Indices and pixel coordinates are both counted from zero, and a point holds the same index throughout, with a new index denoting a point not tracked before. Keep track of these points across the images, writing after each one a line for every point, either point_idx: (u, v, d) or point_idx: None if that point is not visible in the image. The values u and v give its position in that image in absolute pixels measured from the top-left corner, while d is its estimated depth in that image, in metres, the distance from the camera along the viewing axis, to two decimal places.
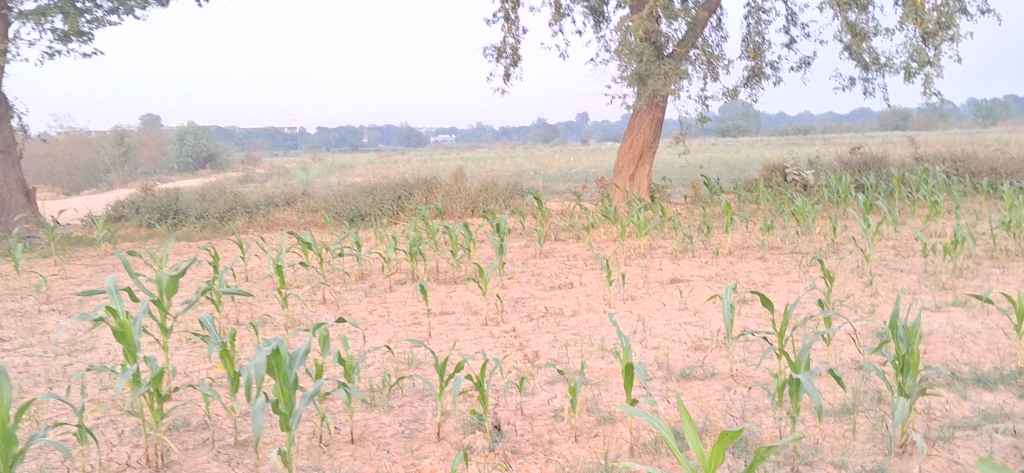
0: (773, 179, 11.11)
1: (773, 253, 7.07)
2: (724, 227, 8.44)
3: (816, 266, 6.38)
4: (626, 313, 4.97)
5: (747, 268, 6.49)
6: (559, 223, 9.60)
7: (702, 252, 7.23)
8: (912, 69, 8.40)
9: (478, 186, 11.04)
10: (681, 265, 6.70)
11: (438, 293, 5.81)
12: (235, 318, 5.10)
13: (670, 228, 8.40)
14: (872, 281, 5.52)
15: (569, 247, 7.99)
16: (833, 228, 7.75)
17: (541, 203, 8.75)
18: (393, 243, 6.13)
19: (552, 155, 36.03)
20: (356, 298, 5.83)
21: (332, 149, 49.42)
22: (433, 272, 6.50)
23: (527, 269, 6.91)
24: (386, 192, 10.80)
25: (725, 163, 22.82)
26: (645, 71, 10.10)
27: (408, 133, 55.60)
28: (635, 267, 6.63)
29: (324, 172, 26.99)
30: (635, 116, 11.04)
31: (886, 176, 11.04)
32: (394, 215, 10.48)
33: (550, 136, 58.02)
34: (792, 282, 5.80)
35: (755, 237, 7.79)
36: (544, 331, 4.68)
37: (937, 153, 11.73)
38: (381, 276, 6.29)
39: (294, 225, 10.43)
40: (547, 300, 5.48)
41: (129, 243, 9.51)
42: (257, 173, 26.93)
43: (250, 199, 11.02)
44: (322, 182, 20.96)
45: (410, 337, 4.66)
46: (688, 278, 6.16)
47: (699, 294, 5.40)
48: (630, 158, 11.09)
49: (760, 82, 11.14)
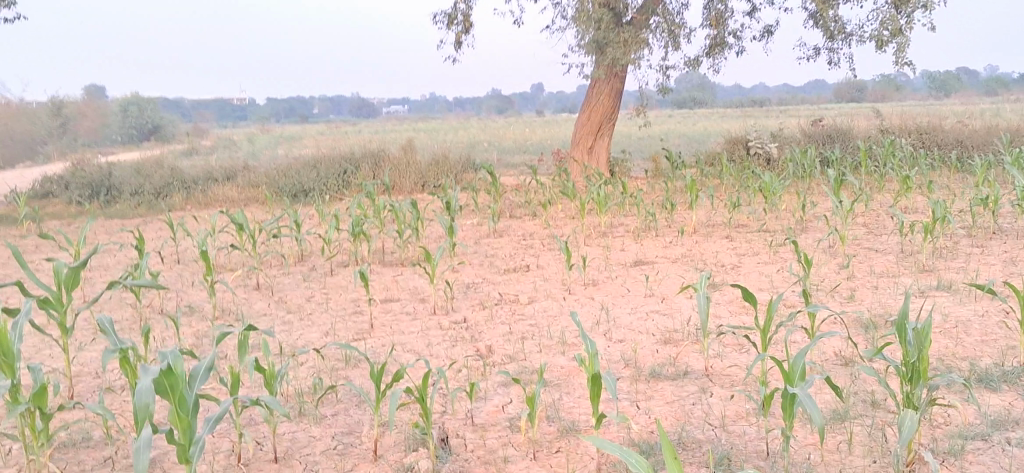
0: (736, 153, 10.80)
1: (740, 232, 6.73)
2: (686, 204, 8.09)
3: (785, 247, 6.05)
4: (587, 301, 4.59)
5: (713, 248, 6.15)
6: (514, 199, 9.18)
7: (665, 232, 6.87)
8: (882, 38, 8.08)
9: (429, 160, 10.58)
10: (644, 246, 6.33)
11: (384, 279, 5.38)
12: (157, 308, 4.63)
13: (631, 205, 8.03)
14: (848, 264, 5.19)
15: (525, 226, 7.59)
16: (801, 205, 7.43)
17: (495, 178, 8.34)
18: (336, 224, 5.68)
19: (507, 127, 35.53)
20: (294, 284, 5.38)
21: (282, 121, 48.43)
22: (379, 254, 6.07)
23: (481, 250, 6.50)
24: (333, 167, 10.30)
25: (682, 136, 22.56)
26: (604, 40, 9.68)
27: (361, 105, 54.70)
28: (596, 248, 6.25)
29: (273, 145, 26.25)
30: (593, 86, 10.61)
31: (850, 149, 10.79)
32: (341, 191, 10.00)
33: (505, 108, 57.48)
34: (762, 264, 5.46)
35: (719, 215, 7.46)
36: (498, 321, 4.29)
37: (901, 126, 11.51)
38: (324, 259, 5.85)
39: (234, 201, 9.91)
40: (501, 285, 5.09)
41: (57, 222, 8.92)
42: (203, 145, 26.14)
43: (189, 174, 10.45)
44: (271, 155, 20.32)
45: (351, 329, 4.23)
46: (651, 259, 5.80)
47: (665, 279, 5.04)
48: (589, 130, 10.68)
49: (722, 53, 10.77)
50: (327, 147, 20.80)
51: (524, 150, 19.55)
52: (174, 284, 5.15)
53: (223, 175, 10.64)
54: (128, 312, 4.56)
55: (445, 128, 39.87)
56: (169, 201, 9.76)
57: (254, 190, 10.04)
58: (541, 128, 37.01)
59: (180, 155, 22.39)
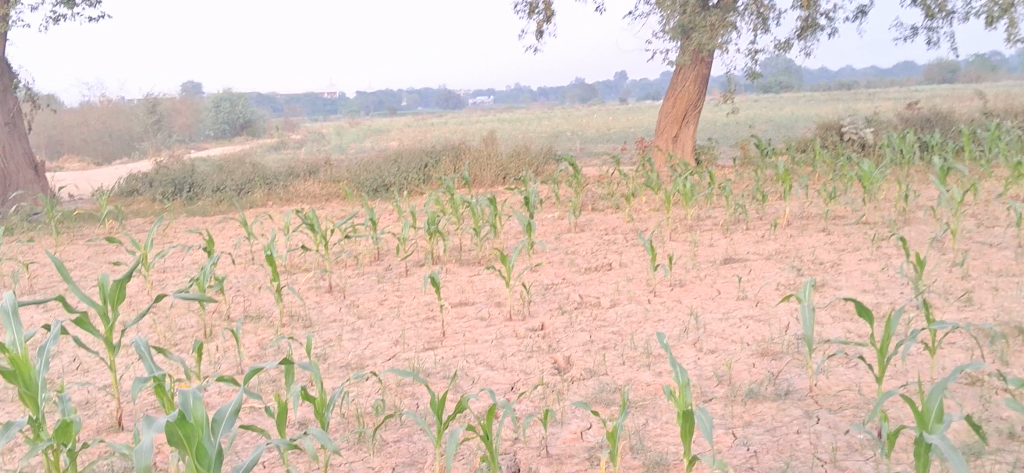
0: (829, 139, 10.25)
1: (840, 225, 6.28)
2: (780, 193, 7.64)
3: (889, 241, 5.60)
4: (674, 305, 4.24)
5: (811, 243, 5.72)
6: (597, 191, 8.84)
7: (758, 225, 6.45)
8: (993, 14, 7.49)
9: (509, 152, 10.31)
10: (735, 241, 5.93)
11: (459, 279, 5.13)
12: (225, 315, 4.45)
13: (720, 196, 7.62)
14: (963, 262, 4.73)
15: (608, 220, 7.24)
16: (905, 194, 6.93)
17: (578, 170, 8.01)
18: (408, 222, 5.43)
19: (591, 115, 35.01)
20: (366, 286, 5.16)
21: (368, 113, 48.82)
22: (454, 251, 5.81)
23: (561, 247, 6.19)
24: (412, 160, 10.11)
25: (771, 120, 21.81)
26: (689, 24, 9.25)
27: (445, 95, 54.80)
28: (683, 244, 5.88)
29: (357, 136, 26.33)
30: (678, 73, 10.16)
31: (954, 133, 10.15)
32: (421, 185, 9.81)
33: (588, 95, 56.88)
34: (866, 261, 5.03)
35: (816, 206, 6.99)
36: (578, 328, 3.98)
37: (1009, 107, 10.79)
38: (397, 258, 5.61)
39: (315, 196, 9.80)
40: (582, 286, 4.78)
41: (139, 220, 8.92)
42: (289, 138, 26.40)
43: (271, 170, 10.33)
44: (355, 148, 20.32)
45: (421, 338, 3.97)
46: (743, 256, 5.40)
47: (759, 280, 4.65)
48: (674, 118, 10.26)
49: (815, 34, 10.22)
50: (409, 138, 20.72)
51: (608, 138, 19.14)
52: (243, 290, 4.98)
53: (305, 170, 10.50)
54: (194, 320, 4.40)
55: (529, 116, 39.59)
56: (250, 197, 9.70)
57: (335, 184, 9.93)
58: (627, 114, 36.44)
59: (266, 149, 22.59)
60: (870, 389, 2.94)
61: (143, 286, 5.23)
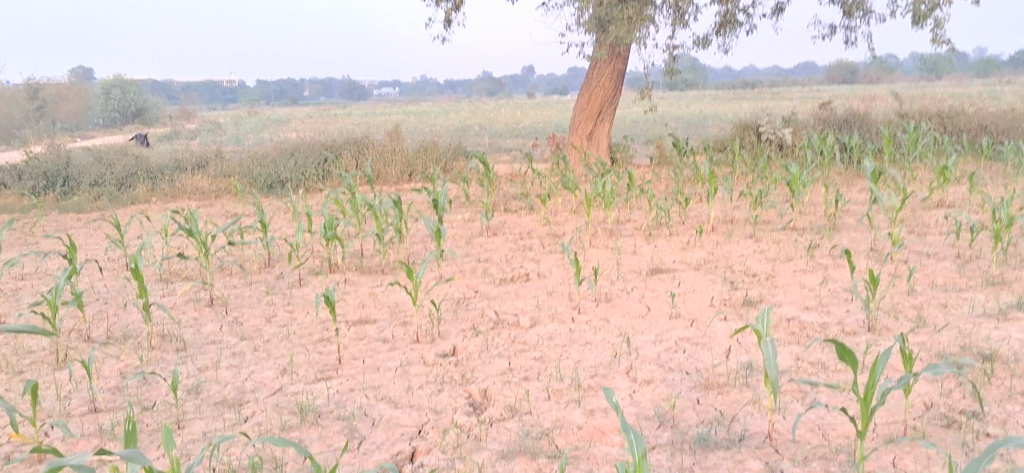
0: (747, 138, 10.03)
1: (767, 231, 5.95)
2: (701, 196, 7.31)
3: (822, 249, 5.28)
4: (602, 326, 3.79)
5: (740, 251, 5.36)
6: (510, 190, 8.37)
7: (681, 231, 6.08)
8: (919, 13, 7.29)
9: (416, 147, 9.76)
10: (659, 248, 5.54)
11: (361, 292, 4.60)
12: (83, 336, 3.81)
13: (641, 199, 7.25)
14: (904, 276, 4.41)
15: (522, 223, 6.78)
16: (830, 199, 6.67)
17: (490, 168, 7.53)
18: (302, 226, 4.85)
19: (499, 110, 34.58)
20: (253, 299, 4.57)
21: (270, 103, 47.47)
22: (355, 258, 5.26)
23: (473, 253, 5.70)
24: (312, 155, 9.48)
25: (681, 118, 21.74)
26: (606, 16, 8.86)
27: (351, 86, 53.78)
28: (604, 251, 5.45)
29: (259, 128, 25.32)
30: (593, 67, 9.76)
31: (870, 134, 10.04)
32: (321, 181, 9.19)
33: (496, 90, 56.47)
34: (802, 273, 4.68)
35: (740, 211, 6.67)
36: (495, 353, 3.49)
37: (922, 109, 10.77)
38: (290, 266, 5.03)
39: (203, 193, 9.07)
40: (498, 301, 4.30)
41: (5, 217, 8.07)
42: (186, 129, 25.25)
43: (154, 163, 9.66)
44: (255, 139, 19.46)
45: (313, 366, 3.43)
46: (670, 266, 5.00)
47: (691, 296, 4.24)
48: (588, 114, 9.86)
49: (732, 30, 9.97)
50: (313, 130, 19.96)
51: (517, 133, 18.76)
52: (109, 304, 4.34)
53: (192, 163, 9.85)
54: (46, 341, 3.75)
55: (437, 109, 39.01)
56: (132, 192, 8.92)
57: (226, 180, 9.23)
58: (536, 108, 36.22)
59: (160, 139, 21.50)
60: (837, 435, 2.53)
61: None
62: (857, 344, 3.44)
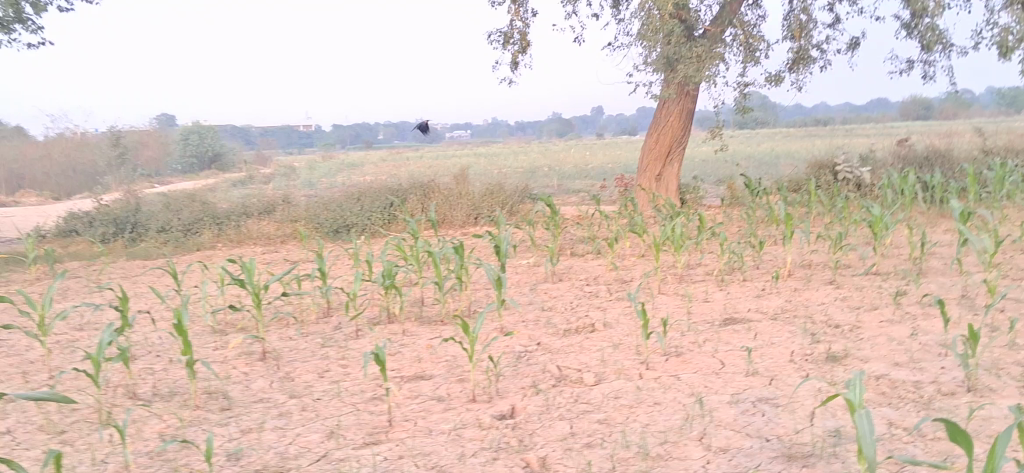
0: (822, 178, 9.65)
1: (849, 277, 5.61)
2: (776, 238, 6.98)
3: (909, 296, 4.94)
4: (672, 383, 3.52)
5: (820, 298, 5.03)
6: (576, 234, 8.15)
7: (756, 276, 5.77)
8: (1006, 45, 6.92)
9: (482, 190, 9.60)
10: (732, 295, 5.25)
11: (418, 344, 4.40)
12: (128, 395, 3.69)
13: (712, 242, 6.96)
14: (1004, 327, 4.06)
15: (588, 268, 6.54)
16: (916, 242, 6.30)
17: (556, 211, 7.31)
18: (360, 276, 4.68)
19: (568, 151, 34.48)
20: (307, 352, 4.41)
21: (343, 147, 48.14)
22: (414, 307, 5.07)
23: (537, 300, 5.48)
24: (377, 199, 9.39)
25: (753, 156, 21.33)
26: (674, 55, 8.64)
27: (422, 129, 54.30)
28: (674, 299, 5.18)
29: (330, 171, 25.57)
30: (662, 107, 9.51)
31: (953, 172, 9.60)
32: (387, 226, 9.08)
33: (565, 131, 56.48)
34: (889, 323, 4.34)
35: (818, 254, 6.33)
36: (556, 414, 3.25)
37: (1008, 144, 10.28)
38: (347, 316, 4.86)
39: (269, 238, 9.02)
40: (561, 354, 4.06)
41: (73, 264, 8.11)
42: (260, 173, 25.62)
43: (222, 208, 9.67)
44: (326, 182, 19.61)
45: (362, 428, 3.23)
46: (745, 314, 4.70)
47: (769, 350, 3.94)
48: (657, 155, 9.60)
49: (806, 66, 9.65)
50: (382, 173, 20.05)
51: (586, 174, 18.55)
52: (159, 359, 4.22)
53: (258, 208, 9.84)
54: (91, 398, 3.63)
55: (507, 151, 39.08)
56: (199, 238, 8.92)
57: (292, 224, 9.17)
58: (606, 148, 36.03)
59: (233, 184, 21.84)
60: None
61: (44, 352, 4.45)
62: (956, 406, 3.12)
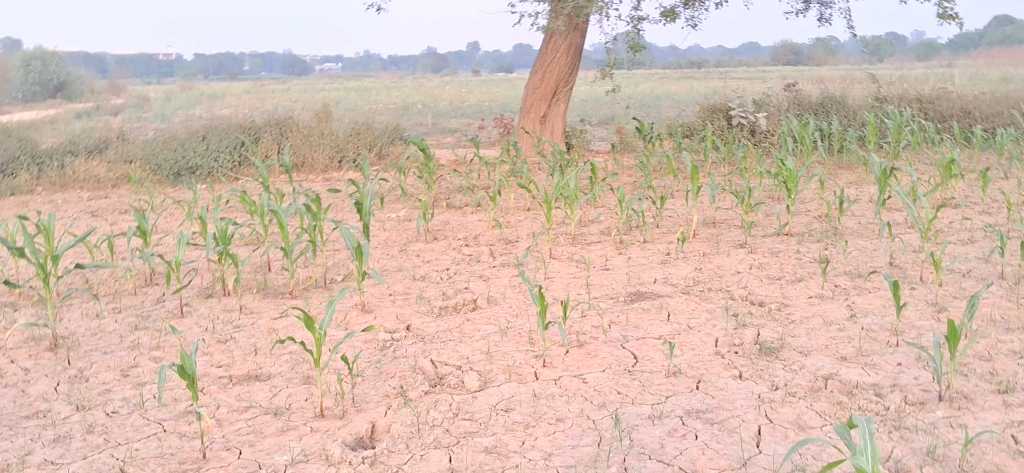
0: (715, 123, 9.11)
1: (761, 239, 5.01)
2: (674, 191, 6.35)
3: (831, 264, 4.35)
4: (577, 389, 2.78)
5: (733, 267, 4.39)
6: (452, 182, 7.34)
7: (657, 239, 5.10)
8: None
9: (347, 131, 8.67)
10: (633, 262, 4.56)
11: (259, 328, 3.53)
12: None
13: (604, 194, 6.27)
14: (953, 308, 3.49)
15: (468, 225, 5.75)
16: (826, 198, 5.76)
17: (430, 157, 6.48)
18: (182, 242, 3.75)
19: (443, 88, 33.39)
20: (113, 338, 3.48)
21: (207, 79, 45.57)
22: (257, 275, 4.18)
23: (408, 266, 4.66)
24: (227, 138, 8.34)
25: (633, 98, 20.85)
26: None
27: (292, 61, 52.06)
28: (569, 269, 4.45)
29: (188, 103, 23.84)
30: (547, 42, 8.72)
31: (849, 119, 9.22)
32: (237, 169, 8.05)
33: (440, 67, 55.17)
34: (820, 301, 3.73)
35: (723, 212, 5.72)
36: (429, 439, 2.46)
37: (900, 93, 10.00)
38: (170, 288, 3.96)
39: (99, 181, 7.87)
40: (435, 343, 3.27)
41: None
42: (111, 104, 23.70)
43: (44, 147, 8.44)
44: (183, 116, 18.16)
45: (162, 462, 2.36)
46: (651, 287, 4.01)
47: (688, 338, 3.25)
48: (541, 95, 8.84)
49: (701, 4, 9.08)
50: (245, 106, 18.68)
51: (463, 112, 17.67)
52: None
53: (89, 148, 8.65)
54: None
55: (382, 86, 37.77)
56: (13, 180, 7.72)
57: (126, 165, 8.05)
58: (483, 86, 35.21)
59: (79, 115, 20.02)
60: None
61: None
62: (934, 422, 2.48)
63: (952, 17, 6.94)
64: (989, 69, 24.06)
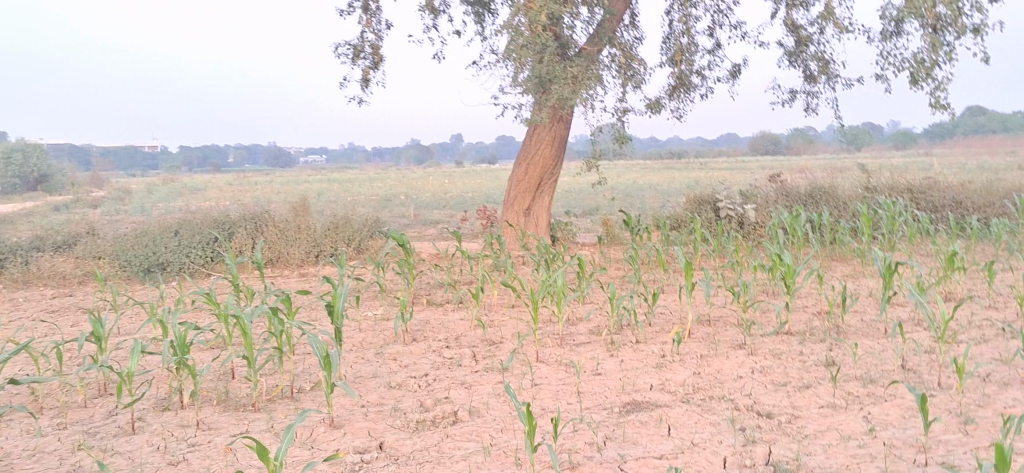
0: (704, 215, 8.90)
1: (760, 339, 4.70)
2: (665, 286, 6.07)
3: (839, 368, 4.04)
4: None
5: (734, 372, 4.08)
6: (434, 277, 7.04)
7: (650, 339, 4.79)
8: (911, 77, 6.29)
9: (325, 225, 8.40)
10: (627, 366, 4.24)
11: (216, 447, 3.17)
12: None
13: (593, 288, 5.98)
14: (982, 420, 3.18)
15: (449, 324, 5.42)
16: (826, 295, 5.49)
17: (410, 252, 6.19)
18: (134, 351, 3.39)
19: (426, 178, 33.35)
20: (50, 460, 3.10)
21: (190, 170, 45.47)
22: (219, 386, 3.83)
23: (384, 372, 4.32)
24: (199, 233, 8.04)
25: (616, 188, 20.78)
26: (547, 75, 7.72)
27: (276, 153, 52.17)
28: (558, 375, 4.12)
29: (169, 196, 23.59)
30: (531, 133, 8.53)
31: (840, 210, 9.03)
32: (209, 265, 7.72)
33: (424, 158, 55.41)
34: (833, 411, 3.41)
35: (718, 308, 5.43)
36: None
37: (890, 183, 9.85)
38: (121, 401, 3.60)
39: (63, 278, 7.53)
40: (411, 466, 2.92)
41: None
42: (90, 197, 23.41)
43: (8, 242, 8.10)
44: (162, 208, 17.88)
45: None
46: (649, 396, 3.69)
47: (693, 457, 2.91)
48: (525, 187, 8.62)
49: (687, 95, 8.98)
50: (226, 199, 18.43)
51: (445, 204, 17.48)
52: None
53: (55, 244, 8.32)
54: None
55: (365, 177, 37.71)
56: None
57: (92, 261, 7.71)
58: (467, 177, 35.17)
59: (57, 208, 19.69)
60: None
61: None
62: None
63: (944, 106, 6.79)
64: (967, 157, 24.22)
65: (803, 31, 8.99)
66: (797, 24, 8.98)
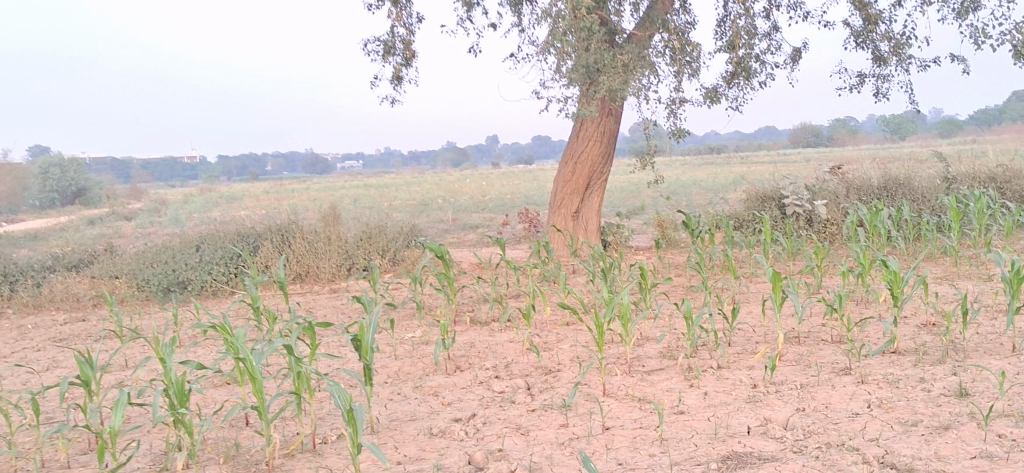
0: (768, 213, 8.18)
1: (866, 362, 3.97)
2: (739, 298, 5.34)
3: (976, 399, 3.30)
4: None
5: (846, 408, 3.36)
6: (475, 291, 6.38)
7: (734, 364, 4.07)
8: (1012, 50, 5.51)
9: (357, 235, 7.78)
10: (715, 401, 3.53)
11: None
12: None
13: (657, 302, 5.27)
14: None
15: (497, 348, 4.75)
16: (931, 304, 4.73)
17: (450, 266, 5.54)
18: (117, 405, 2.73)
19: (464, 182, 32.75)
20: None
21: (229, 179, 45.25)
22: (229, 442, 3.17)
23: (425, 412, 3.65)
24: (222, 248, 7.44)
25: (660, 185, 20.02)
26: (594, 64, 7.03)
27: (313, 159, 51.93)
28: (632, 414, 3.42)
29: (204, 206, 23.16)
30: (578, 129, 7.83)
31: (919, 203, 8.25)
32: (232, 282, 7.13)
33: (461, 161, 54.91)
34: (991, 465, 2.68)
35: (806, 325, 4.70)
36: None
37: (969, 171, 9.03)
38: (109, 466, 2.94)
39: (76, 301, 6.98)
40: None
41: None
42: (127, 209, 23.07)
43: (20, 263, 7.58)
44: (196, 219, 17.41)
45: None
46: (751, 446, 2.98)
47: None
48: (573, 188, 7.94)
49: (745, 82, 8.23)
50: (262, 208, 17.92)
51: (483, 207, 16.83)
52: None
53: (71, 263, 7.79)
54: None
55: (403, 181, 37.17)
56: None
57: (107, 281, 7.15)
58: (505, 179, 34.48)
59: (90, 222, 19.26)
60: None
61: None
62: None
63: None
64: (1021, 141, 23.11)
65: (872, 9, 8.20)
66: (866, 1, 8.16)
